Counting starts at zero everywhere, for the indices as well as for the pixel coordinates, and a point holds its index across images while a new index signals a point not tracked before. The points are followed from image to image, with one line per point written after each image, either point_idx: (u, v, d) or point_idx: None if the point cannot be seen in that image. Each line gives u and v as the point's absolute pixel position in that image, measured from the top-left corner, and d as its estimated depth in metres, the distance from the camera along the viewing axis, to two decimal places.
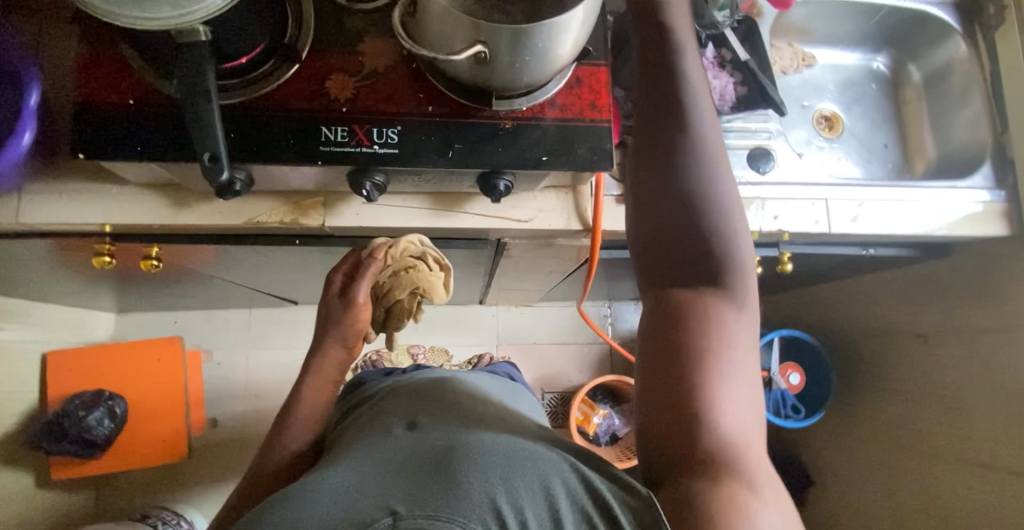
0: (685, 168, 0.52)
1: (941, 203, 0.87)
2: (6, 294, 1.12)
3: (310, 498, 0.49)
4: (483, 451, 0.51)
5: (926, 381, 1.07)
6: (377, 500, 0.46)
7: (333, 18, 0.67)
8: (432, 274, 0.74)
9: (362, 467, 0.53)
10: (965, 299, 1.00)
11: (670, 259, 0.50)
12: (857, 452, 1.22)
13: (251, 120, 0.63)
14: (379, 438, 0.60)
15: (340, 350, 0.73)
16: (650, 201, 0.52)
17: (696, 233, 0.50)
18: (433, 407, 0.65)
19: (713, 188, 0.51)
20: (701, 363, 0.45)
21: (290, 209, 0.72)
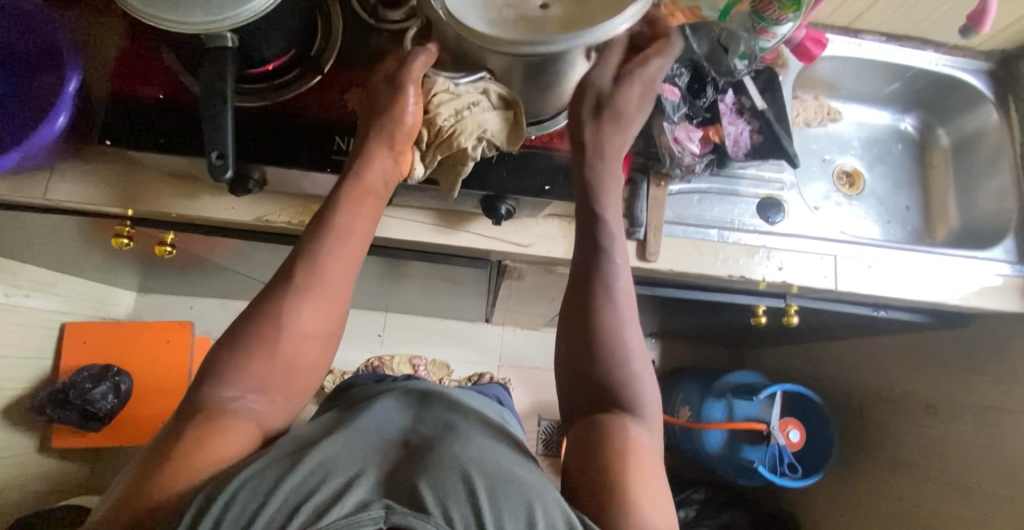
0: (593, 297, 0.56)
1: (958, 272, 0.85)
2: (35, 263, 1.18)
3: (311, 461, 0.46)
4: (475, 452, 0.48)
5: (932, 455, 1.03)
6: (369, 485, 0.44)
7: (360, 36, 0.70)
8: (496, 111, 0.59)
9: (358, 443, 0.51)
10: (980, 374, 0.96)
11: (578, 381, 0.55)
12: (854, 520, 1.17)
13: (269, 123, 0.65)
14: (372, 418, 0.58)
15: (386, 155, 0.59)
16: (571, 316, 0.56)
17: (605, 348, 0.54)
18: (425, 411, 0.63)
19: (613, 313, 0.55)
20: (615, 467, 0.48)
21: (299, 211, 0.74)
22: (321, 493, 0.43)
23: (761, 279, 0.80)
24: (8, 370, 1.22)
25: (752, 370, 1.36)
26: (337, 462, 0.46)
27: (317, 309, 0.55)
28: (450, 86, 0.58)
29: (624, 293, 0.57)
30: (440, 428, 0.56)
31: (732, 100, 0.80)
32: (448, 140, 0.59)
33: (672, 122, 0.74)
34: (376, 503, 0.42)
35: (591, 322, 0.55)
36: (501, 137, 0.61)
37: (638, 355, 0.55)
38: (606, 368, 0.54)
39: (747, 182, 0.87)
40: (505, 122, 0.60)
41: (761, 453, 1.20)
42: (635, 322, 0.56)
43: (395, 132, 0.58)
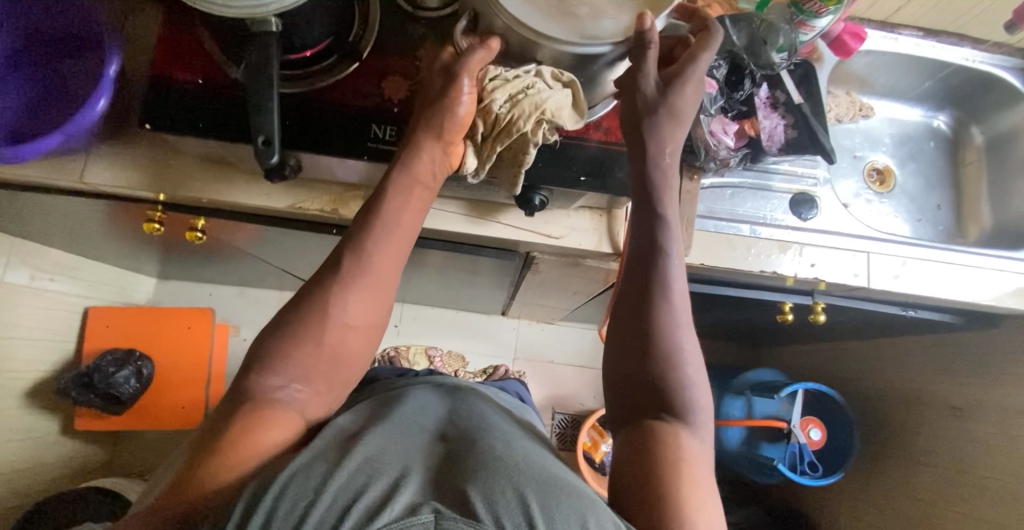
0: (648, 306, 0.57)
1: (992, 272, 0.84)
2: (62, 248, 1.19)
3: (355, 468, 0.44)
4: (516, 463, 0.47)
5: (956, 457, 1.02)
6: (414, 492, 0.42)
7: (397, 24, 0.69)
8: (553, 90, 0.56)
9: (399, 447, 0.49)
10: (1008, 376, 0.95)
11: (631, 389, 0.56)
12: (872, 521, 1.16)
13: (305, 109, 0.65)
14: (409, 415, 0.57)
15: (434, 146, 0.58)
16: (624, 321, 0.58)
17: (661, 355, 0.55)
18: (458, 409, 0.62)
19: (671, 324, 0.56)
20: (671, 473, 0.50)
21: (332, 199, 0.74)
22: (365, 495, 0.41)
23: (792, 276, 0.79)
24: (32, 354, 1.23)
25: (771, 369, 1.35)
26: (381, 464, 0.45)
27: (362, 300, 0.56)
28: (501, 72, 0.57)
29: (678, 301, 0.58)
30: (481, 428, 0.55)
31: (767, 94, 0.80)
32: (506, 129, 0.58)
33: (708, 114, 0.74)
34: (424, 508, 0.40)
35: (648, 330, 0.56)
36: (568, 113, 0.57)
37: (693, 365, 0.56)
38: (663, 376, 0.55)
39: (780, 177, 0.86)
40: (565, 101, 0.57)
41: (780, 451, 1.19)
42: (690, 332, 0.57)
43: (447, 125, 0.57)
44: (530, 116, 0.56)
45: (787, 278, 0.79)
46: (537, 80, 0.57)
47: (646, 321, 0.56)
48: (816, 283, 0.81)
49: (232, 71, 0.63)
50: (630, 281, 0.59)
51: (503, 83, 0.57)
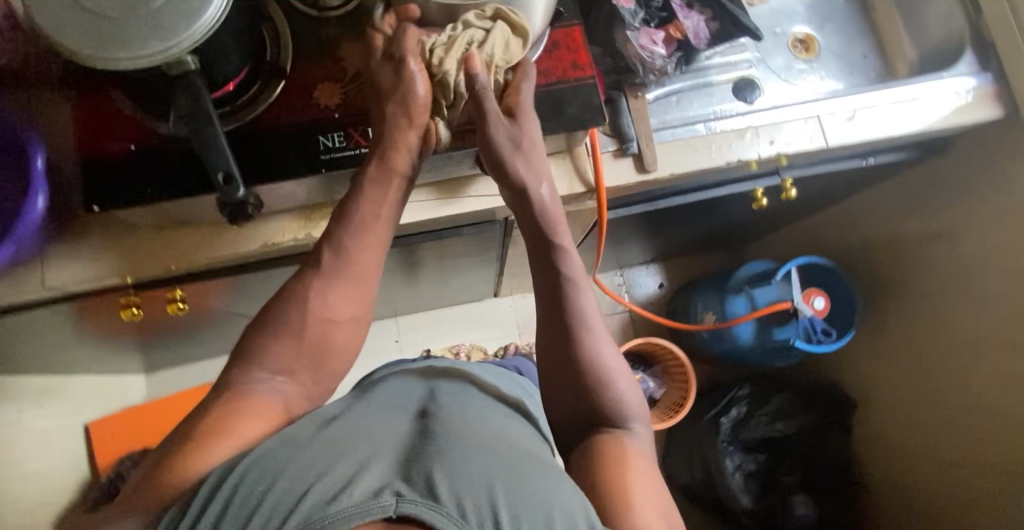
0: (569, 339, 0.66)
1: (931, 97, 0.87)
2: (40, 372, 1.15)
3: (321, 462, 0.49)
4: (486, 442, 0.54)
5: (951, 279, 1.07)
6: (378, 479, 0.47)
7: (309, 32, 0.68)
8: (490, 31, 0.60)
9: (368, 445, 0.54)
10: (970, 190, 1.00)
11: (578, 413, 0.66)
12: (893, 363, 1.23)
13: (246, 143, 0.64)
14: (391, 419, 0.61)
15: (407, 130, 0.61)
16: (555, 357, 0.67)
17: (591, 379, 0.65)
18: (434, 394, 0.71)
19: (593, 349, 0.66)
20: (622, 473, 0.60)
21: (302, 223, 0.73)
22: (329, 484, 0.46)
23: (756, 158, 0.82)
24: (46, 486, 1.19)
25: (760, 259, 1.40)
26: (347, 460, 0.50)
27: (341, 295, 0.62)
28: (436, 40, 0.61)
29: (595, 329, 0.67)
30: (458, 408, 0.64)
31: None
32: (465, 90, 0.61)
33: (632, 28, 0.76)
34: (385, 492, 0.46)
35: (576, 365, 0.66)
36: (512, 41, 0.61)
37: (621, 374, 0.67)
38: (598, 392, 0.65)
39: (715, 71, 0.88)
40: (506, 35, 0.61)
41: (792, 330, 1.23)
42: (611, 352, 0.67)
43: (412, 106, 0.60)
44: (480, 64, 0.60)
45: (752, 162, 0.82)
46: (472, 31, 0.61)
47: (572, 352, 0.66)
48: (779, 158, 0.84)
49: (163, 127, 0.62)
50: (548, 318, 0.67)
51: (442, 47, 0.61)
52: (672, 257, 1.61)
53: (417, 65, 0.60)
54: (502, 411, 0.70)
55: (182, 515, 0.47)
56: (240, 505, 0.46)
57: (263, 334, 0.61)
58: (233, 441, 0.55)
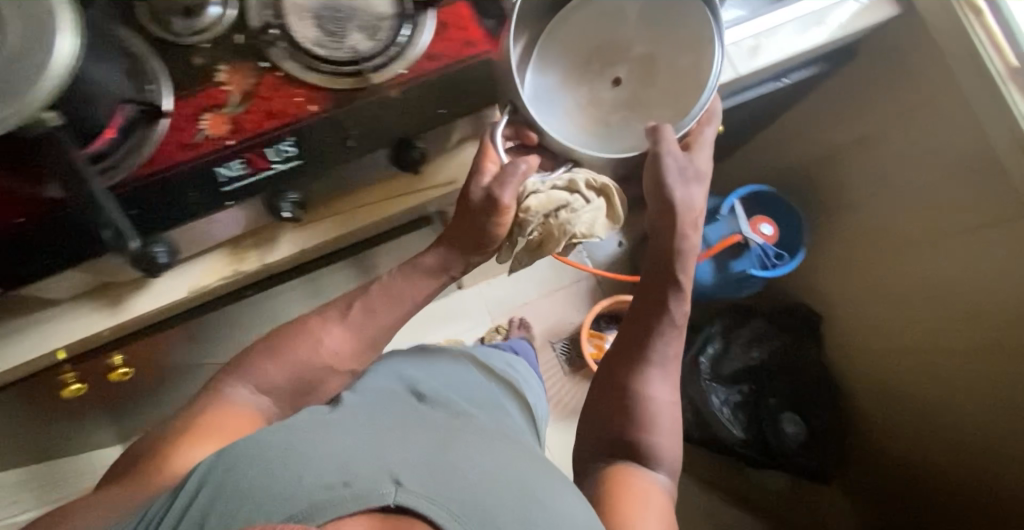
0: (639, 359, 0.78)
1: (828, 7, 0.88)
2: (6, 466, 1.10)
3: (324, 453, 0.58)
4: (505, 456, 0.63)
5: (884, 179, 1.09)
6: (380, 469, 0.56)
7: (181, 60, 0.64)
8: (589, 207, 0.71)
9: (377, 442, 0.61)
10: (881, 91, 1.02)
11: (618, 421, 0.77)
12: (847, 271, 1.27)
13: (139, 191, 0.61)
14: (417, 418, 0.69)
15: (470, 243, 0.74)
16: (628, 370, 0.78)
17: (648, 406, 0.76)
18: (423, 380, 0.80)
19: (660, 382, 0.78)
20: (639, 488, 0.71)
21: (227, 261, 0.70)
22: (334, 474, 0.55)
23: None
24: None
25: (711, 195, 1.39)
26: (350, 452, 0.58)
27: (343, 335, 0.76)
28: (539, 190, 0.70)
29: (670, 367, 0.79)
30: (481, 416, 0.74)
31: None
32: (541, 240, 0.73)
33: None
34: (387, 479, 0.54)
35: (641, 385, 0.77)
36: (598, 226, 0.72)
37: (668, 417, 0.77)
38: (640, 413, 0.76)
39: None
40: (599, 214, 0.72)
41: (746, 260, 1.26)
42: (672, 395, 0.78)
43: (479, 230, 0.72)
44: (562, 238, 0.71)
45: None
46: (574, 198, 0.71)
47: (642, 371, 0.78)
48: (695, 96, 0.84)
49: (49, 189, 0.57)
50: (635, 338, 0.79)
51: (541, 203, 0.70)
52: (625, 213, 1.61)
53: (514, 192, 0.69)
54: (489, 402, 0.81)
55: (175, 496, 0.57)
56: (229, 500, 0.54)
57: (257, 359, 0.74)
58: (216, 440, 0.67)
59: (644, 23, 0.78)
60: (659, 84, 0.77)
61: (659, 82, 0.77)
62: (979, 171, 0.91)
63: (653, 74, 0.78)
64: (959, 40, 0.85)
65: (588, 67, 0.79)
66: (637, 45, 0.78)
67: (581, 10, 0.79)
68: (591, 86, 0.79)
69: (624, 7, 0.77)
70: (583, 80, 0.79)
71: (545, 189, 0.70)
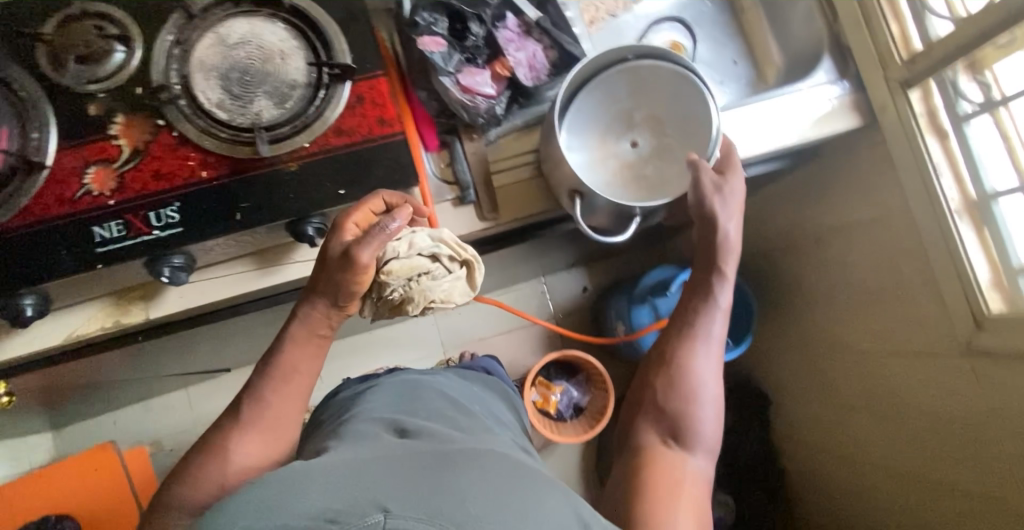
0: (681, 362, 0.70)
1: (789, 111, 0.84)
2: None
3: (307, 476, 0.46)
4: (488, 461, 0.54)
5: (840, 281, 1.04)
6: (369, 493, 0.45)
7: (72, 109, 0.61)
8: (450, 277, 0.65)
9: (363, 460, 0.51)
10: (845, 194, 0.97)
11: (654, 412, 0.69)
12: (797, 363, 1.22)
13: (8, 244, 0.58)
14: (379, 440, 0.60)
15: (329, 306, 0.62)
16: (661, 362, 0.72)
17: (687, 393, 0.69)
18: (412, 408, 0.72)
19: (702, 368, 0.70)
20: (673, 486, 0.63)
21: (109, 311, 0.68)
22: (321, 508, 0.43)
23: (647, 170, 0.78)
24: None
25: (671, 263, 1.36)
26: (335, 481, 0.46)
27: (279, 400, 0.64)
28: (399, 254, 0.62)
29: (711, 353, 0.71)
30: (469, 434, 0.66)
31: (516, 22, 0.75)
32: (399, 308, 0.64)
33: (449, 74, 0.69)
34: (375, 508, 0.43)
35: (678, 376, 0.70)
36: (461, 292, 0.67)
37: (712, 411, 0.69)
38: (681, 412, 0.68)
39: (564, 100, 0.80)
40: (461, 284, 0.66)
41: None
42: (716, 381, 0.71)
43: (340, 291, 0.59)
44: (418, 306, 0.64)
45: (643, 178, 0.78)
46: (437, 264, 0.64)
47: (681, 367, 0.70)
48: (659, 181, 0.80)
49: None
50: (671, 343, 0.72)
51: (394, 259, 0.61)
52: (589, 262, 1.57)
53: (376, 247, 0.57)
54: (486, 427, 0.72)
55: None
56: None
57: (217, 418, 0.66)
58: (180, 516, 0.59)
59: (633, 92, 0.77)
60: (672, 135, 0.77)
61: (672, 132, 0.78)
62: (921, 297, 0.88)
63: (665, 130, 0.78)
64: (914, 164, 0.82)
65: (609, 140, 0.79)
66: (638, 110, 0.78)
67: (580, 94, 0.76)
68: (614, 152, 0.79)
69: (611, 89, 0.76)
70: (609, 155, 0.78)
71: (405, 247, 0.62)
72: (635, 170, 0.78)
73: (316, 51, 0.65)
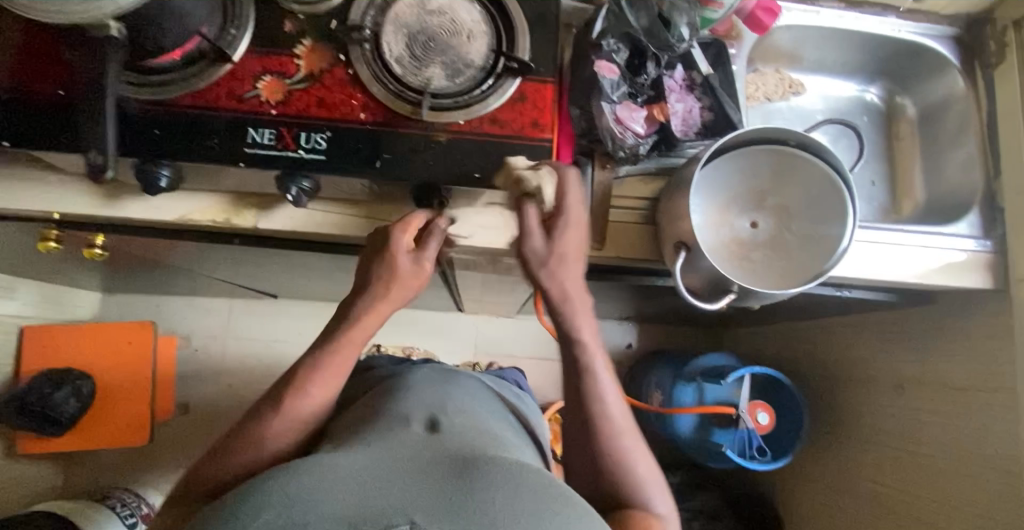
0: (599, 438, 0.60)
1: (922, 248, 0.81)
2: None
3: (331, 476, 0.48)
4: (523, 469, 0.51)
5: (906, 437, 0.97)
6: (394, 504, 0.45)
7: (271, 19, 0.65)
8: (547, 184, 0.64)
9: (380, 459, 0.51)
10: (945, 352, 0.92)
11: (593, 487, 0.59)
12: (824, 501, 1.15)
13: (173, 117, 0.62)
14: (403, 429, 0.59)
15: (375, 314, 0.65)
16: (576, 438, 0.62)
17: (611, 457, 0.59)
18: (451, 395, 0.69)
19: (612, 426, 0.61)
20: None
21: (224, 208, 0.71)
22: (343, 515, 0.44)
23: (759, 258, 0.72)
24: None
25: (726, 352, 1.33)
26: (361, 483, 0.47)
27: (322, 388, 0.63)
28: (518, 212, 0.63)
29: (613, 413, 0.62)
30: (504, 442, 0.63)
31: (682, 75, 0.76)
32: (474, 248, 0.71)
33: (611, 101, 0.70)
34: (401, 520, 0.44)
35: (597, 445, 0.60)
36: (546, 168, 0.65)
37: (648, 463, 0.60)
38: (619, 499, 0.58)
39: None
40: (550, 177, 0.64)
41: (730, 437, 1.17)
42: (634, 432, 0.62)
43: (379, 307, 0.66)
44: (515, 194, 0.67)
45: (749, 263, 0.72)
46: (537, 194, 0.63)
47: (598, 437, 0.60)
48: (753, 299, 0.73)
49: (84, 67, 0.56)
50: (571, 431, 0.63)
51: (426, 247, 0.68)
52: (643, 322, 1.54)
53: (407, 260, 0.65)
54: (520, 438, 0.69)
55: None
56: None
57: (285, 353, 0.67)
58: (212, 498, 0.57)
59: (774, 176, 0.73)
60: (796, 233, 0.73)
61: (795, 231, 0.73)
62: (995, 484, 0.82)
63: (791, 224, 0.73)
64: None
65: (731, 209, 0.74)
66: (772, 196, 0.74)
67: (724, 155, 0.72)
68: (729, 224, 0.73)
69: (759, 162, 0.72)
70: (723, 225, 0.73)
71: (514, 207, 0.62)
72: (741, 251, 0.72)
73: (499, 41, 0.67)
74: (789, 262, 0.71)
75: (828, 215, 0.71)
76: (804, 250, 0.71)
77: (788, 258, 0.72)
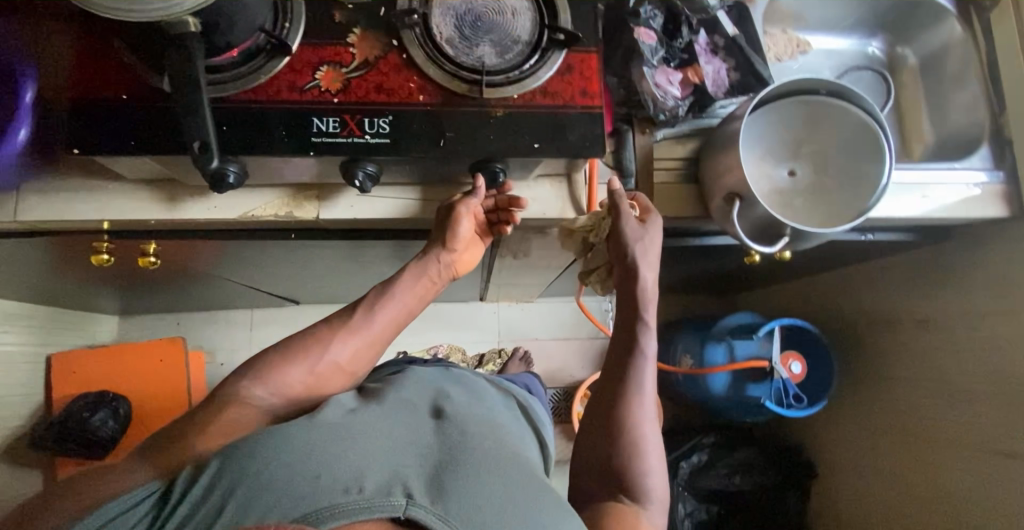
0: (619, 415, 0.69)
1: (941, 186, 0.86)
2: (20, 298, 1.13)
3: (344, 451, 0.51)
4: (496, 464, 0.54)
5: (932, 367, 1.03)
6: (392, 475, 0.50)
7: (321, 13, 0.67)
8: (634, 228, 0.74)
9: (385, 436, 0.55)
10: (967, 284, 0.97)
11: (600, 457, 0.69)
12: (856, 440, 1.20)
13: (239, 113, 0.63)
14: (405, 417, 0.60)
15: (405, 294, 0.76)
16: (604, 413, 0.70)
17: (629, 439, 0.68)
18: (455, 391, 0.69)
19: (642, 410, 0.70)
20: None
21: (285, 202, 0.72)
22: (345, 478, 0.48)
23: (803, 202, 0.76)
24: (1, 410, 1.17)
25: (749, 312, 1.38)
26: (365, 456, 0.51)
27: (356, 350, 0.72)
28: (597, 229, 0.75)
29: (645, 407, 0.70)
30: (502, 430, 0.63)
31: (705, 40, 0.78)
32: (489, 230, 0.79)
33: (651, 66, 0.74)
34: (398, 491, 0.48)
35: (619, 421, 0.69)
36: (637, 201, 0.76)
37: (654, 455, 0.69)
38: (628, 479, 0.67)
39: None
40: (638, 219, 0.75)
41: (765, 389, 1.21)
42: (656, 432, 0.70)
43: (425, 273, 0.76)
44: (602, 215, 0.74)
45: (795, 207, 0.76)
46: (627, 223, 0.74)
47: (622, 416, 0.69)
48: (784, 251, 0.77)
49: (159, 83, 0.61)
50: (607, 399, 0.71)
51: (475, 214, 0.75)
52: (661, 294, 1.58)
53: (469, 224, 0.74)
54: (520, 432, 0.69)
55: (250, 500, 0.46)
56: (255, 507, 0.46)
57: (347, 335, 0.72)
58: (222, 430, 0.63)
59: (807, 124, 0.77)
60: (834, 176, 0.77)
61: (832, 174, 0.77)
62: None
63: (827, 170, 0.77)
64: None
65: (769, 158, 0.77)
66: (807, 144, 0.78)
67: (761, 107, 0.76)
68: (769, 174, 0.77)
69: (793, 112, 0.76)
70: (764, 175, 0.77)
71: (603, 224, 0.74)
72: (785, 199, 0.76)
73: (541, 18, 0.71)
74: (834, 202, 0.75)
75: (865, 155, 0.76)
76: (846, 190, 0.76)
77: (832, 199, 0.76)
